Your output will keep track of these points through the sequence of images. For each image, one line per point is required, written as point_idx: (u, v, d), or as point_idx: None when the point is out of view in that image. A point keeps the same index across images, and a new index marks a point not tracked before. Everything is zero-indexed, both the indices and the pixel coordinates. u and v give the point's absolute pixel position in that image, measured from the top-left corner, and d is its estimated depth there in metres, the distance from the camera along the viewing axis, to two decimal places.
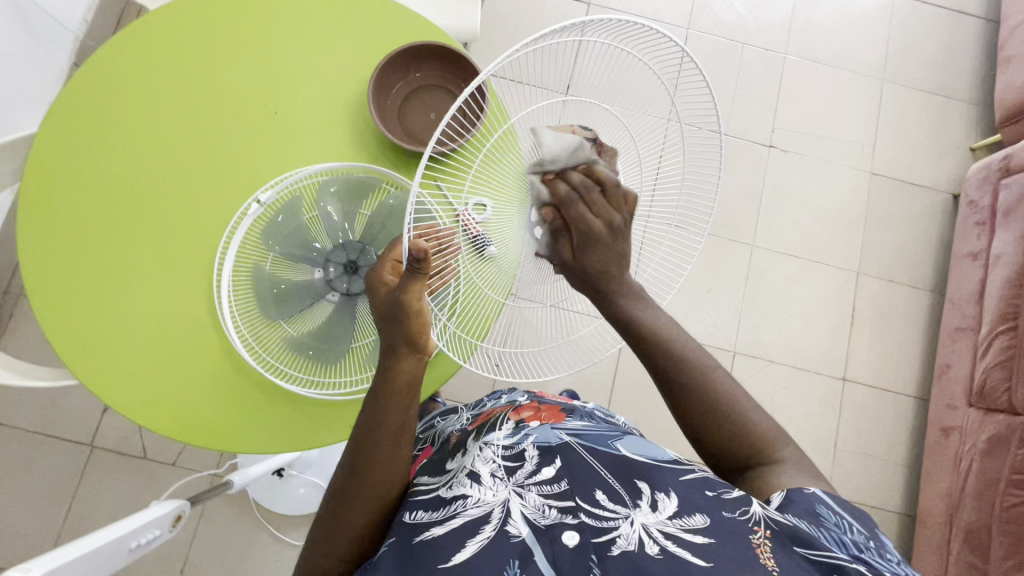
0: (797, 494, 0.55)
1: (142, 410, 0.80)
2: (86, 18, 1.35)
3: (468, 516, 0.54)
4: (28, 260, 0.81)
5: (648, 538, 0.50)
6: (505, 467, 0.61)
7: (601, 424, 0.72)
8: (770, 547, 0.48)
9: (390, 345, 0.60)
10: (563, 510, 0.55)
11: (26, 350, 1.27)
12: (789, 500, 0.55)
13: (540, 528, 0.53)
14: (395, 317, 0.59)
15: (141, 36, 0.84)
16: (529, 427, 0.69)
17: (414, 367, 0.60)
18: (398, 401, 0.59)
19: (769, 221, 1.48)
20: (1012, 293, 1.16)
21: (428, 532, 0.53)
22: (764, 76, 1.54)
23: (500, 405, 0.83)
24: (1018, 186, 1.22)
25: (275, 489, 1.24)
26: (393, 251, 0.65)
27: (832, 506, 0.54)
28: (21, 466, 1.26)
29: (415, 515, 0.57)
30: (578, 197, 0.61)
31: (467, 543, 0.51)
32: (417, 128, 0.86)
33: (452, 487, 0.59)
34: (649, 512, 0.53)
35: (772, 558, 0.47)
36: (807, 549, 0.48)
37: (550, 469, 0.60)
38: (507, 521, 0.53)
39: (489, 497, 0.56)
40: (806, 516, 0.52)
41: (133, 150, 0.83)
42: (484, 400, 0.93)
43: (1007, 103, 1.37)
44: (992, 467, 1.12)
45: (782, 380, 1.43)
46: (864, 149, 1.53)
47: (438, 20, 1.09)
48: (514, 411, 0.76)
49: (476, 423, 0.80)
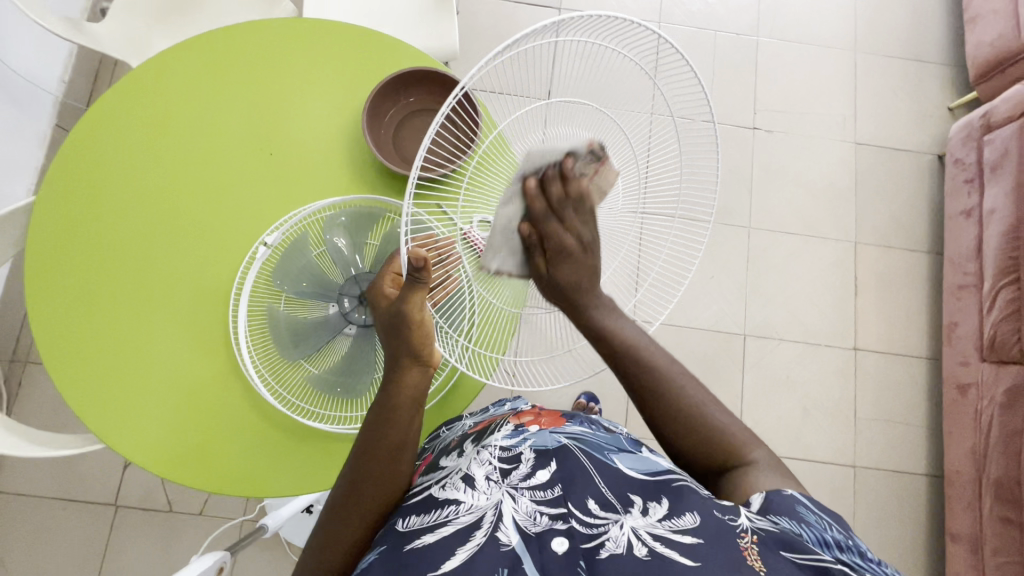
0: (775, 495, 0.54)
1: (172, 466, 0.80)
2: (63, 79, 1.34)
3: (459, 523, 0.54)
4: (41, 330, 0.81)
5: (637, 541, 0.50)
6: (500, 471, 0.61)
7: (601, 431, 0.72)
8: (757, 551, 0.47)
9: (394, 359, 0.61)
10: (554, 517, 0.54)
11: (38, 418, 1.25)
12: (770, 501, 0.54)
13: (529, 535, 0.53)
14: (398, 328, 0.60)
15: (130, 92, 0.85)
16: (528, 431, 0.68)
17: (419, 380, 0.61)
18: (402, 415, 0.59)
19: (762, 202, 1.50)
20: (1011, 246, 1.18)
21: (419, 540, 0.53)
22: (741, 60, 1.56)
23: (504, 412, 0.81)
24: (1002, 140, 1.24)
25: (306, 528, 1.23)
26: (392, 263, 0.66)
27: (810, 506, 0.54)
28: (48, 534, 1.25)
29: (407, 522, 0.56)
30: (556, 213, 0.57)
31: (457, 551, 0.51)
32: (413, 153, 0.86)
33: (446, 488, 0.59)
34: (638, 516, 0.53)
35: (761, 559, 0.47)
36: (795, 553, 0.47)
37: (545, 474, 0.60)
38: (497, 527, 0.53)
39: (482, 502, 0.56)
40: (787, 517, 0.52)
41: (134, 207, 0.83)
42: (485, 408, 0.90)
43: (979, 61, 1.40)
44: (1014, 420, 1.13)
45: (794, 357, 1.44)
46: (846, 120, 1.55)
47: (419, 42, 1.10)
48: (515, 416, 0.75)
49: (477, 427, 0.77)
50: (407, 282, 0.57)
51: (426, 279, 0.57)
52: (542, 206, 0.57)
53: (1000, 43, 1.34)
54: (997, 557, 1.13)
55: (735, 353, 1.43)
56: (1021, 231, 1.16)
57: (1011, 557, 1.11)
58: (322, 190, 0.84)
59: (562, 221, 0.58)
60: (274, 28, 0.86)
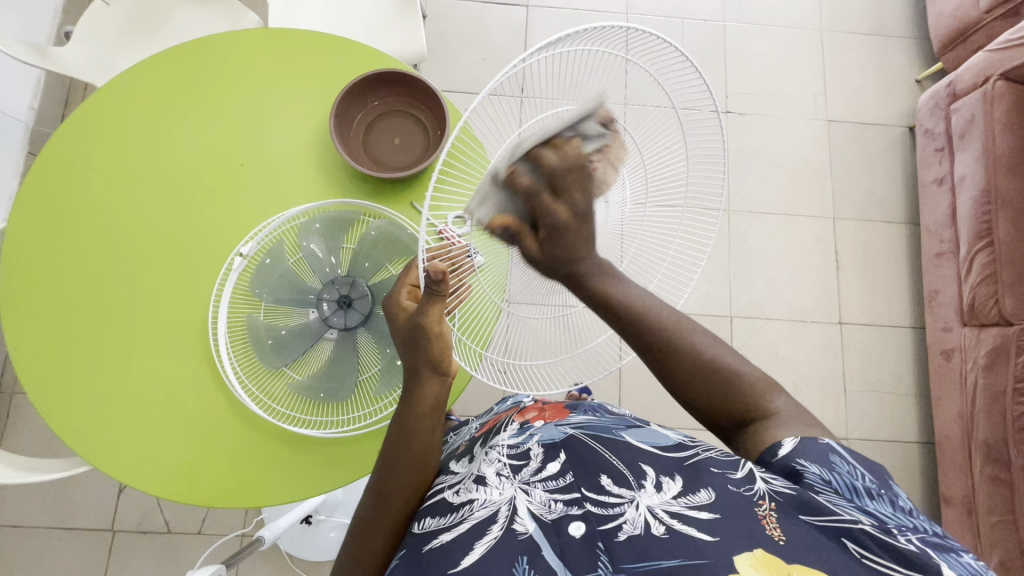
0: (810, 443, 0.55)
1: (164, 484, 0.80)
2: (33, 106, 1.34)
3: (475, 519, 0.54)
4: (21, 357, 0.80)
5: (653, 521, 0.51)
6: (511, 466, 0.61)
7: (606, 416, 0.72)
8: (775, 517, 0.48)
9: (413, 369, 0.63)
10: (569, 503, 0.55)
11: (27, 446, 1.24)
12: (798, 450, 0.55)
13: (546, 523, 0.53)
14: (419, 340, 0.60)
15: (93, 116, 0.85)
16: (534, 426, 0.69)
17: (438, 389, 0.63)
18: (425, 424, 0.62)
19: (740, 184, 1.51)
20: (983, 210, 1.20)
21: (437, 540, 0.54)
22: (709, 46, 1.57)
23: (506, 408, 0.84)
24: (967, 108, 1.26)
25: (306, 537, 1.23)
26: (408, 275, 0.66)
27: (843, 455, 0.54)
28: (45, 562, 1.24)
29: (424, 524, 0.57)
30: (541, 190, 0.53)
31: (475, 546, 0.51)
32: (384, 154, 0.87)
33: (460, 492, 0.59)
34: (653, 493, 0.54)
35: (779, 528, 0.47)
36: (815, 515, 0.48)
37: (555, 465, 0.60)
38: (513, 519, 0.53)
39: (496, 497, 0.56)
40: (818, 463, 0.53)
41: (106, 227, 0.83)
42: (492, 406, 0.94)
43: (942, 31, 1.42)
44: (996, 380, 1.15)
45: (782, 334, 1.45)
46: (817, 99, 1.57)
47: (386, 46, 1.10)
48: (519, 414, 0.76)
49: (483, 429, 0.80)
50: (425, 294, 0.58)
51: (444, 291, 0.57)
52: (531, 184, 0.51)
53: (959, 13, 1.36)
54: (990, 517, 1.14)
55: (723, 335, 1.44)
56: (991, 194, 1.18)
57: (1004, 515, 1.12)
58: (300, 196, 0.85)
59: (550, 198, 0.54)
60: (232, 40, 0.86)
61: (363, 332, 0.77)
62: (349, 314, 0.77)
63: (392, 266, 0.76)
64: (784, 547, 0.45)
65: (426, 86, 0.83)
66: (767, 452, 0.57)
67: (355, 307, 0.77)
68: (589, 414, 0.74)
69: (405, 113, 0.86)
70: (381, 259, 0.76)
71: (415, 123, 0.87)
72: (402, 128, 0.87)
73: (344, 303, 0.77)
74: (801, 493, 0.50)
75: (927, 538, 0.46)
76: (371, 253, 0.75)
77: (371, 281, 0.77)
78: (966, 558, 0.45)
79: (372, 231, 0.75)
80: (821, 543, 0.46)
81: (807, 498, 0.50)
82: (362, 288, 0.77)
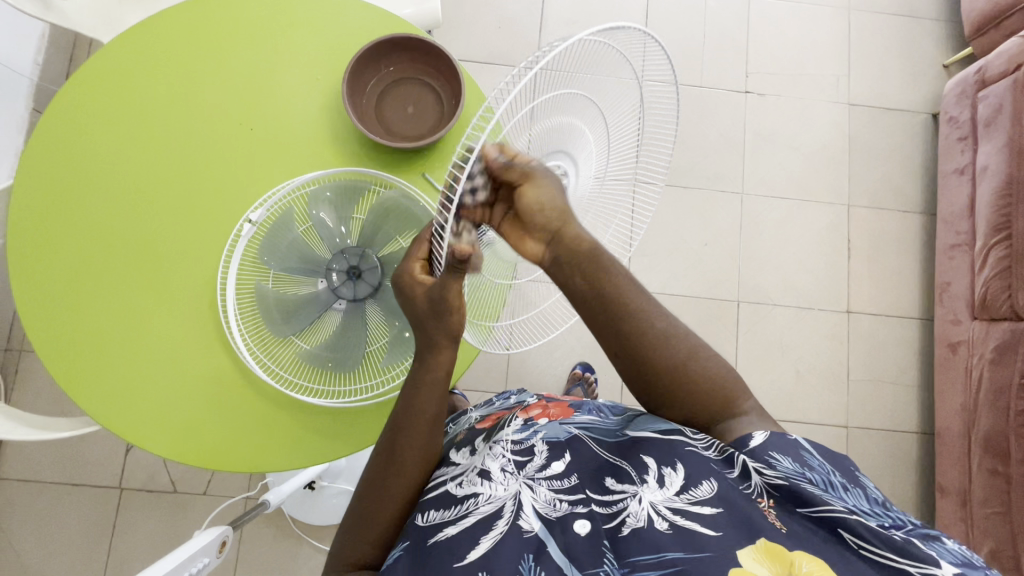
0: (779, 437, 0.54)
1: (171, 447, 0.80)
2: (38, 61, 1.32)
3: (481, 513, 0.54)
4: (31, 314, 0.80)
5: (657, 516, 0.51)
6: (515, 461, 0.60)
7: (609, 415, 0.70)
8: (776, 514, 0.50)
9: (428, 340, 0.59)
10: (574, 502, 0.55)
11: (36, 403, 1.26)
12: (768, 441, 0.54)
13: (552, 520, 0.54)
14: (441, 312, 0.56)
15: (109, 69, 0.83)
16: (537, 423, 0.67)
17: (451, 357, 0.60)
18: (435, 388, 0.60)
19: (756, 167, 1.49)
20: (1002, 203, 1.17)
21: (442, 532, 0.53)
22: (731, 21, 1.52)
23: (509, 405, 0.82)
24: (995, 96, 1.22)
25: (309, 503, 1.25)
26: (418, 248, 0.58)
27: (814, 449, 0.54)
28: (54, 517, 1.27)
29: (427, 516, 0.56)
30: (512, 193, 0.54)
31: (481, 540, 0.52)
32: (396, 123, 0.84)
33: (463, 483, 0.58)
34: (655, 487, 0.53)
35: (780, 520, 0.50)
36: (809, 509, 0.49)
37: (560, 464, 0.59)
38: (519, 515, 0.54)
39: (500, 492, 0.56)
40: (789, 453, 0.53)
41: (116, 186, 0.82)
42: (491, 400, 0.92)
43: (975, 15, 1.36)
44: (1001, 375, 1.14)
45: (789, 321, 1.44)
46: (840, 81, 1.53)
47: (399, 10, 1.06)
48: (522, 410, 0.73)
49: (486, 422, 0.78)
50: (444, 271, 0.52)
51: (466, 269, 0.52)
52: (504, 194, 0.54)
53: None
54: (984, 508, 1.15)
55: (730, 319, 1.43)
56: (1013, 186, 1.15)
57: (998, 507, 1.13)
58: (310, 168, 0.83)
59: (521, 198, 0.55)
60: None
61: (371, 303, 0.77)
62: (359, 285, 0.77)
63: (402, 239, 0.75)
64: (786, 537, 0.48)
65: (443, 55, 0.81)
66: (734, 441, 0.56)
67: (364, 279, 0.77)
68: (593, 414, 0.70)
69: (419, 81, 0.84)
70: (390, 231, 0.75)
71: (431, 93, 0.84)
72: (417, 97, 0.84)
73: (354, 274, 0.77)
74: (793, 484, 0.50)
75: (913, 531, 0.47)
76: (380, 224, 0.74)
77: (381, 255, 0.76)
78: (952, 545, 0.46)
79: (382, 201, 0.74)
80: (820, 542, 0.48)
81: (799, 490, 0.50)
82: (370, 260, 0.76)
